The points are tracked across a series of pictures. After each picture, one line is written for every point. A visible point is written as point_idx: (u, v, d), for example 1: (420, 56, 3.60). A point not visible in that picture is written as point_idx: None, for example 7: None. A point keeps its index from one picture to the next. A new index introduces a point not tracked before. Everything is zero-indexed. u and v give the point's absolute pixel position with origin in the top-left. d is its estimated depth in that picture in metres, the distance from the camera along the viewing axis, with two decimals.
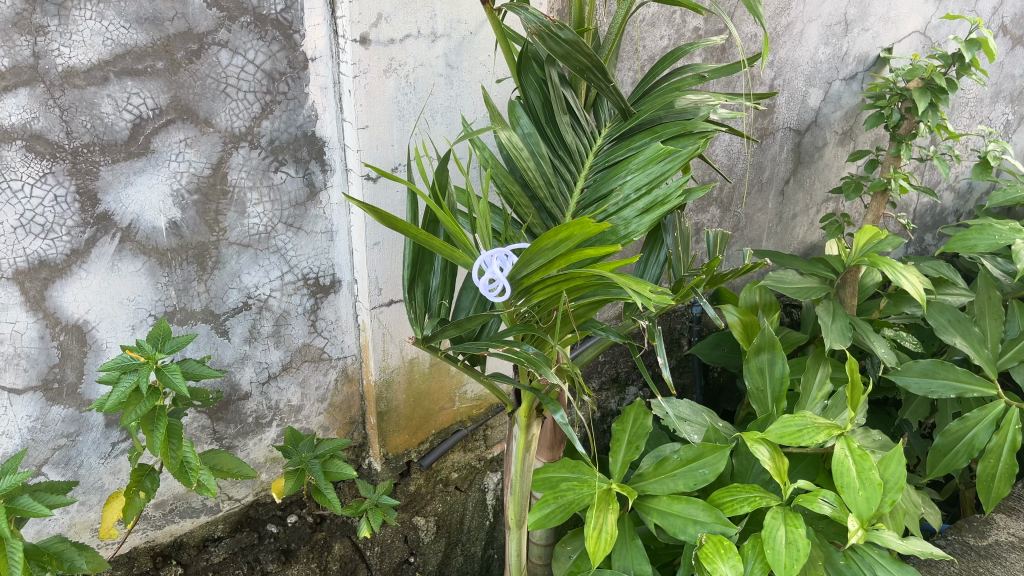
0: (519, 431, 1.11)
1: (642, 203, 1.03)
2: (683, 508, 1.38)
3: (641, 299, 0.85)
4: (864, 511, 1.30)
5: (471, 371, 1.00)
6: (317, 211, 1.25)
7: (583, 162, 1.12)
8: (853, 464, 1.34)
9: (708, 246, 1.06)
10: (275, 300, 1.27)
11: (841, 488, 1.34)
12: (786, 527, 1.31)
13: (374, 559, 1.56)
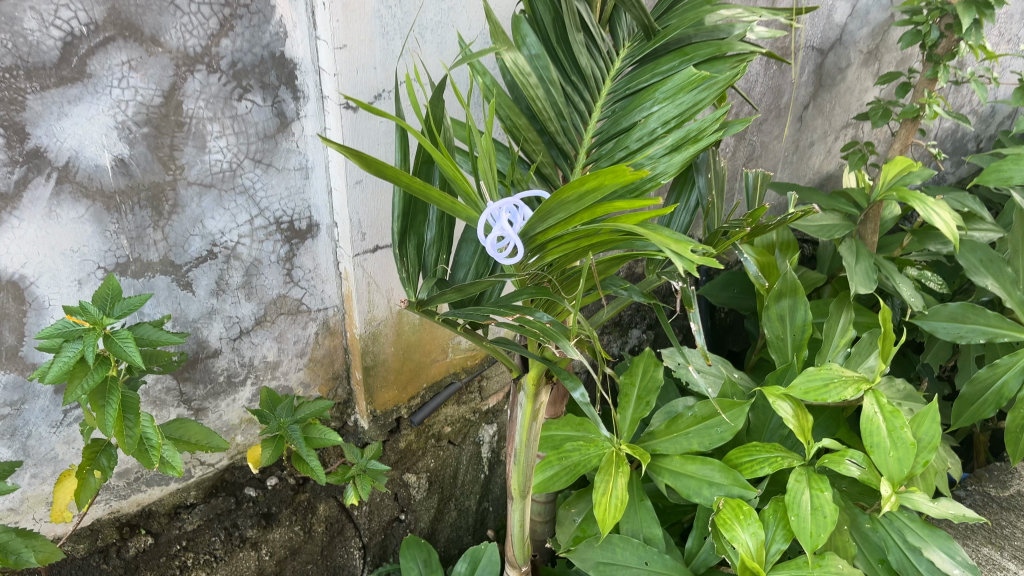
0: (525, 398, 0.98)
1: (671, 140, 0.88)
2: (698, 469, 1.28)
3: (681, 262, 0.71)
4: (896, 474, 1.19)
5: (473, 337, 0.86)
6: (289, 145, 1.09)
7: (599, 90, 0.97)
8: (883, 422, 1.22)
9: (746, 190, 0.91)
10: (245, 248, 1.12)
11: (870, 449, 1.23)
12: (810, 490, 1.20)
13: (362, 519, 1.47)
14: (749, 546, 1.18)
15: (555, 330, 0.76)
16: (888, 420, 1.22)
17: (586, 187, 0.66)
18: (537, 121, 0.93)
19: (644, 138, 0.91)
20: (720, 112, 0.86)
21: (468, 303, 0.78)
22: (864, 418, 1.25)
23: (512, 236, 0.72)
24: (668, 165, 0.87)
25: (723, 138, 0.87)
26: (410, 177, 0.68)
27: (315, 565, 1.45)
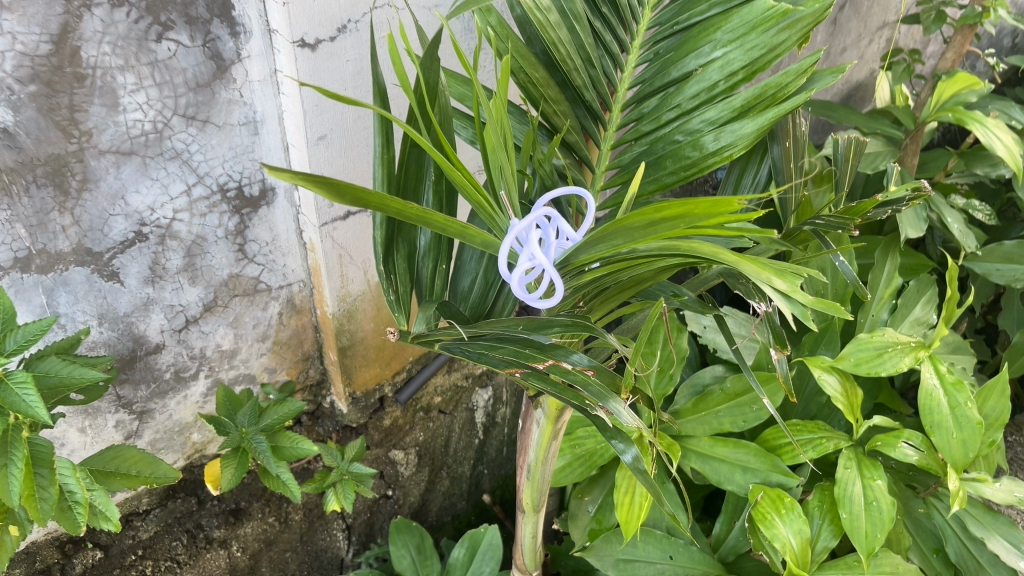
0: (543, 418, 0.80)
1: (739, 98, 0.66)
2: (730, 454, 1.11)
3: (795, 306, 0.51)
4: (960, 460, 1.04)
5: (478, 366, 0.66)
6: (230, 95, 0.85)
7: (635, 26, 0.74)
8: (946, 400, 1.06)
9: (834, 161, 0.69)
10: (182, 224, 0.89)
11: (930, 430, 1.07)
12: (861, 480, 1.05)
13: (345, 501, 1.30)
14: (794, 545, 1.03)
15: (599, 384, 0.56)
16: (950, 396, 1.06)
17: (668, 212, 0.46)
18: (557, 72, 0.70)
19: (701, 93, 0.69)
20: (808, 62, 0.64)
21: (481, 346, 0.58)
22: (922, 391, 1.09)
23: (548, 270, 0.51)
24: (736, 133, 0.66)
25: (811, 96, 0.65)
26: (401, 204, 0.45)
27: (295, 554, 1.29)
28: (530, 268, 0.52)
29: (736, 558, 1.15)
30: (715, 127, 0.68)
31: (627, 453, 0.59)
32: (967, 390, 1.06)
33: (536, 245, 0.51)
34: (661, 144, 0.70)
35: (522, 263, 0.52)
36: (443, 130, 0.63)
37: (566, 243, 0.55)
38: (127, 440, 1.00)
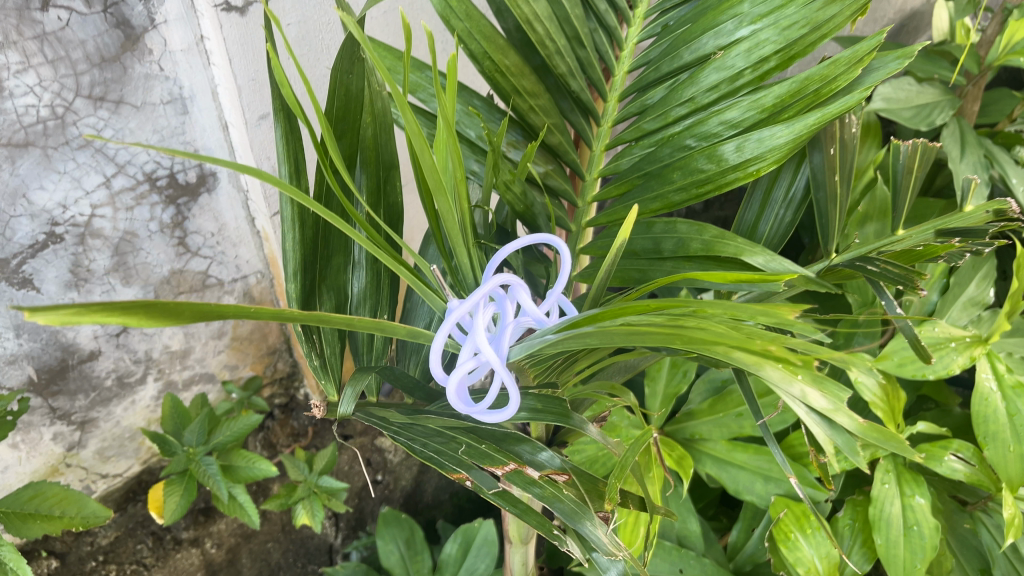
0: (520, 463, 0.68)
1: (772, 95, 0.51)
2: (749, 460, 0.97)
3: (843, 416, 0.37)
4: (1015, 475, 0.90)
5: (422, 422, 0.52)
6: (146, 69, 0.69)
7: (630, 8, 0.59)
8: (1004, 408, 0.92)
9: (892, 176, 0.54)
10: (105, 219, 0.75)
11: (983, 441, 0.93)
12: (900, 498, 0.91)
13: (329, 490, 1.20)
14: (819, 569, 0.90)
15: (573, 500, 0.43)
16: (1009, 402, 0.92)
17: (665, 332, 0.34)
18: (534, 56, 0.55)
19: (720, 85, 0.53)
20: (864, 48, 0.47)
21: (425, 449, 0.43)
22: (976, 395, 0.94)
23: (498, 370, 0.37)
24: (764, 143, 0.50)
25: (868, 92, 0.48)
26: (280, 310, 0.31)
27: (278, 544, 1.13)
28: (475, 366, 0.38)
29: (754, 568, 1.03)
30: (737, 131, 0.52)
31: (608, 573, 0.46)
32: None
33: (480, 341, 0.36)
34: (667, 149, 0.55)
35: (464, 359, 0.38)
36: (378, 145, 0.48)
37: (527, 321, 0.41)
38: (69, 452, 0.89)
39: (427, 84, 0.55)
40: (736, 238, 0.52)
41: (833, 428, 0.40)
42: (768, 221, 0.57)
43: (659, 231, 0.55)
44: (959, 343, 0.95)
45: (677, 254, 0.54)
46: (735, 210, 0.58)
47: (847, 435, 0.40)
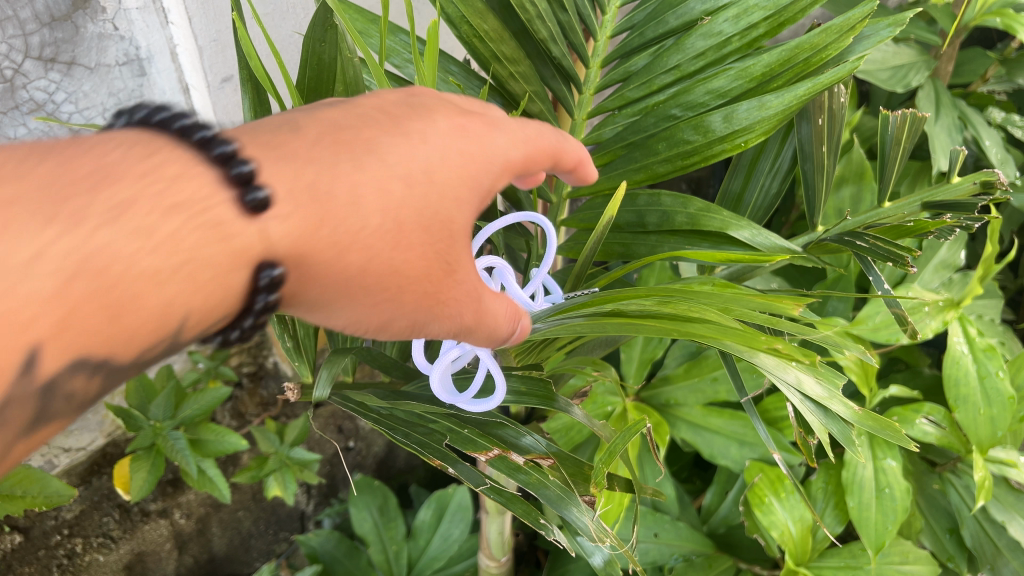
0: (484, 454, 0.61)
1: (764, 61, 0.49)
2: (724, 425, 0.90)
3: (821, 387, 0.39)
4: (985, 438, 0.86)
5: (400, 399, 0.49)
6: (100, 28, 0.65)
7: None
8: (972, 370, 0.86)
9: (883, 145, 0.53)
10: None
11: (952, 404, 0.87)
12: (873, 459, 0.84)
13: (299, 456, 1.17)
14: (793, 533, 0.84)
15: (559, 485, 0.41)
16: (979, 364, 0.86)
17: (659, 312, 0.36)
18: (514, 19, 0.53)
19: (707, 51, 0.51)
20: (857, 15, 0.46)
21: (411, 441, 0.42)
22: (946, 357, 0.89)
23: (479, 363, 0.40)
24: (752, 114, 0.48)
25: (862, 61, 0.46)
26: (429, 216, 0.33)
27: (248, 511, 1.09)
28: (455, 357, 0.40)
29: (727, 529, 1.03)
30: (725, 101, 0.50)
31: (596, 555, 0.45)
32: (1000, 357, 0.87)
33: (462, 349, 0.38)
34: (653, 119, 0.53)
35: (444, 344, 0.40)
36: None
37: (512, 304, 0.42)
38: None
39: (402, 49, 0.52)
40: (722, 211, 0.51)
41: (830, 417, 0.41)
42: (754, 191, 0.59)
43: (643, 203, 0.54)
44: (930, 307, 0.88)
45: (661, 228, 0.54)
46: (721, 180, 0.59)
47: (841, 423, 0.41)
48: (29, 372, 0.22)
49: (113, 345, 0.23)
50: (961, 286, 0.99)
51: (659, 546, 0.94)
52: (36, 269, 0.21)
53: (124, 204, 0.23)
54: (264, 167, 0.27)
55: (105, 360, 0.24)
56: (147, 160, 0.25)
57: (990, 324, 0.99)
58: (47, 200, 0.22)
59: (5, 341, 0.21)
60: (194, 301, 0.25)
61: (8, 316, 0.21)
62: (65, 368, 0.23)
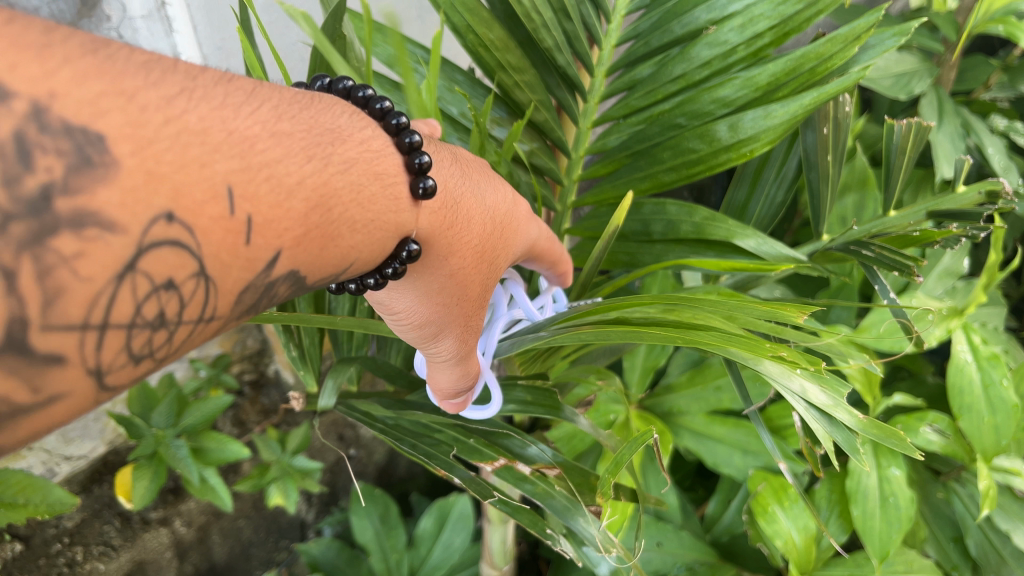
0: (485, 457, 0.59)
1: (769, 71, 0.49)
2: (728, 434, 0.89)
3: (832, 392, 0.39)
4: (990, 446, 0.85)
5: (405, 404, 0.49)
6: (105, 37, 0.66)
7: None
8: (977, 378, 0.85)
9: (890, 154, 0.53)
10: None
11: (957, 413, 0.87)
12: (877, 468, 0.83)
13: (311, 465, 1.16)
14: (796, 543, 0.81)
15: (565, 495, 0.41)
16: (984, 372, 0.86)
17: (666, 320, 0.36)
18: (518, 28, 0.53)
19: (713, 60, 0.51)
20: (862, 25, 0.45)
21: (418, 452, 0.42)
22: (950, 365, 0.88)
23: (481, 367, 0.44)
24: (758, 124, 0.48)
25: (867, 71, 0.46)
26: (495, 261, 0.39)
27: (249, 520, 1.08)
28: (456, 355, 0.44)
29: (730, 538, 1.03)
30: (731, 110, 0.50)
31: (601, 566, 0.46)
32: (1005, 365, 0.86)
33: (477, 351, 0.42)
34: (657, 127, 0.54)
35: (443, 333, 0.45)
36: None
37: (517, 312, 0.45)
38: None
39: (408, 58, 0.52)
40: (728, 220, 0.51)
41: (835, 426, 0.39)
42: (759, 201, 0.60)
43: (648, 212, 0.54)
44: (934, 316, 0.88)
45: (667, 237, 0.54)
46: (727, 189, 0.60)
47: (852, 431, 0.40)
48: (268, 273, 0.25)
49: (320, 265, 0.27)
50: (964, 293, 0.99)
51: (662, 556, 0.93)
52: (307, 196, 0.25)
53: (351, 159, 0.28)
54: (429, 156, 0.32)
55: (307, 276, 0.27)
56: (362, 128, 0.30)
57: (994, 332, 0.99)
58: (315, 138, 0.26)
59: (261, 244, 0.24)
60: (364, 250, 0.30)
61: (272, 225, 0.24)
62: (288, 278, 0.26)
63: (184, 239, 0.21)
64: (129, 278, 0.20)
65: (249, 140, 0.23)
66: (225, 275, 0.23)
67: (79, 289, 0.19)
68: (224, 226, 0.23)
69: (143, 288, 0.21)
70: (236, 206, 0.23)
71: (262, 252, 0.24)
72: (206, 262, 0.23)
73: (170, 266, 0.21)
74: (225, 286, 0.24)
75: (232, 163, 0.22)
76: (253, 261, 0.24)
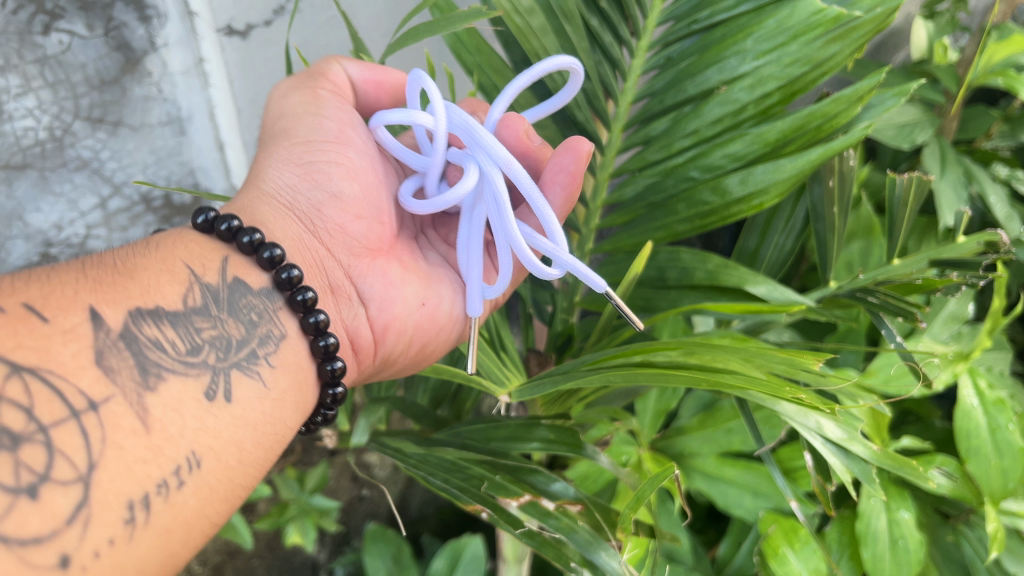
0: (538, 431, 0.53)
1: (777, 128, 0.52)
2: (739, 476, 0.89)
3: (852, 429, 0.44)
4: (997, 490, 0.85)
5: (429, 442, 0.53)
6: (145, 91, 0.69)
7: (639, 40, 0.62)
8: (984, 421, 0.85)
9: (894, 206, 0.56)
10: (101, 240, 0.74)
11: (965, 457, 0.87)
12: (886, 511, 0.83)
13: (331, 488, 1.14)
14: None
15: (588, 531, 0.43)
16: (990, 417, 0.86)
17: (695, 368, 0.41)
18: (540, 85, 0.61)
19: (724, 118, 0.54)
20: (864, 87, 0.49)
21: (451, 487, 0.45)
22: (957, 410, 0.88)
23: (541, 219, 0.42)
24: (767, 178, 0.51)
25: (871, 128, 0.49)
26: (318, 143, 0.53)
27: (264, 560, 1.08)
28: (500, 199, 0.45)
29: None
30: (741, 164, 0.54)
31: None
32: (1009, 410, 0.87)
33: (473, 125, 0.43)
34: (672, 179, 0.57)
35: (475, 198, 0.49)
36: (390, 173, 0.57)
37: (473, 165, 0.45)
38: None
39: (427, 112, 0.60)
40: (740, 267, 0.54)
41: (850, 460, 0.44)
42: (770, 248, 0.63)
43: (664, 260, 0.57)
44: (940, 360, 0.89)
45: (681, 283, 0.57)
46: (738, 237, 0.64)
47: (862, 462, 0.44)
48: (97, 328, 0.36)
49: (134, 296, 0.38)
50: (969, 338, 1.01)
51: None
52: (92, 273, 0.38)
53: (115, 252, 0.41)
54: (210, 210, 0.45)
55: (156, 304, 0.39)
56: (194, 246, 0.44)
57: (999, 376, 1.01)
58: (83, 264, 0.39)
59: (57, 318, 0.35)
60: (179, 254, 0.42)
61: (54, 301, 0.35)
62: (127, 314, 0.37)
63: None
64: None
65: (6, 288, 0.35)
66: (54, 350, 0.34)
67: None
68: (12, 323, 0.33)
69: (8, 406, 0.31)
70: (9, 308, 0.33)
71: (71, 320, 0.35)
72: (17, 359, 0.32)
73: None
74: (73, 362, 0.34)
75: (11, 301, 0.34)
76: (67, 330, 0.35)
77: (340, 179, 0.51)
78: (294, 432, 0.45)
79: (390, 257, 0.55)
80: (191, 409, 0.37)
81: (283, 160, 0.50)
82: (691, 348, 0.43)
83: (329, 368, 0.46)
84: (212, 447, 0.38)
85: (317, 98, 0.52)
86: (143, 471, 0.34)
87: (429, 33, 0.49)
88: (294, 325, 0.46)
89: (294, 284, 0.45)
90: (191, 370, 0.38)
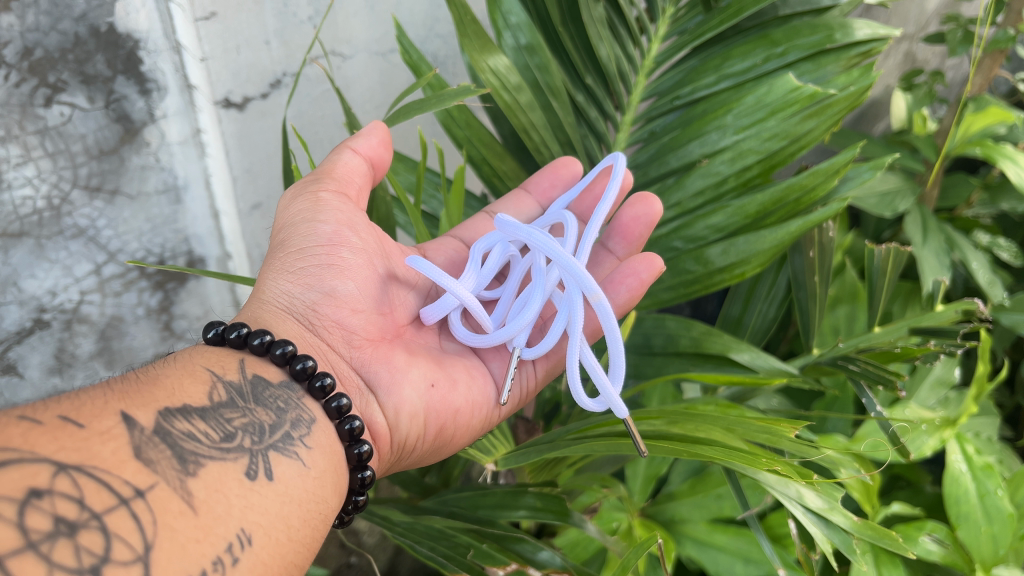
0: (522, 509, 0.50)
1: (759, 200, 0.53)
2: (729, 542, 0.86)
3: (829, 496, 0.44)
4: (989, 556, 0.83)
5: (415, 509, 0.53)
6: (144, 160, 0.71)
7: (622, 114, 0.65)
8: (972, 486, 0.84)
9: (872, 277, 0.58)
10: (93, 305, 0.75)
11: (956, 523, 0.85)
12: None
13: None
14: None
15: None
16: (979, 483, 0.85)
17: (675, 438, 0.42)
18: (528, 158, 0.64)
19: (706, 190, 0.56)
20: (841, 160, 0.51)
21: (437, 555, 0.46)
22: (945, 476, 0.87)
23: (615, 409, 0.43)
24: (749, 248, 0.53)
25: (847, 201, 0.51)
26: None
27: None
28: (580, 352, 0.48)
29: None
30: (724, 235, 0.55)
31: None
32: (998, 476, 0.86)
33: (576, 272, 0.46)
34: (656, 249, 0.58)
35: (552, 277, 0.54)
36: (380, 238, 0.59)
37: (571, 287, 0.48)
38: None
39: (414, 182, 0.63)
40: (723, 335, 0.55)
41: (832, 528, 0.45)
42: (753, 315, 0.64)
43: (650, 327, 0.59)
44: (927, 426, 0.88)
45: (667, 350, 0.58)
46: (722, 306, 0.65)
47: (843, 532, 0.45)
48: (131, 428, 0.33)
49: (164, 401, 0.36)
50: (957, 404, 1.01)
51: None
52: (117, 387, 0.36)
53: (133, 371, 0.38)
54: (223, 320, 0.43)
55: (183, 403, 0.36)
56: (227, 361, 0.42)
57: (988, 443, 1.01)
58: (105, 382, 0.36)
59: (92, 423, 0.32)
60: (196, 361, 0.40)
61: (88, 411, 0.33)
62: (157, 413, 0.34)
63: (20, 453, 0.28)
64: (41, 499, 0.27)
65: (31, 406, 0.32)
66: (94, 449, 0.31)
67: (9, 529, 0.26)
68: (49, 431, 0.30)
69: (59, 498, 0.28)
70: (42, 418, 0.31)
71: (105, 423, 0.32)
72: (61, 458, 0.29)
73: (24, 482, 0.27)
74: (114, 457, 0.31)
75: (42, 410, 0.31)
76: (104, 431, 0.32)
77: (334, 280, 0.48)
78: (336, 515, 0.41)
79: (394, 346, 0.51)
80: (235, 489, 0.34)
81: (275, 272, 0.48)
82: (674, 419, 0.44)
83: (356, 452, 0.42)
84: (265, 530, 0.34)
85: (315, 201, 0.49)
86: (196, 549, 0.30)
87: (420, 110, 0.51)
88: (320, 412, 0.43)
89: (311, 372, 0.43)
90: (229, 455, 0.35)
